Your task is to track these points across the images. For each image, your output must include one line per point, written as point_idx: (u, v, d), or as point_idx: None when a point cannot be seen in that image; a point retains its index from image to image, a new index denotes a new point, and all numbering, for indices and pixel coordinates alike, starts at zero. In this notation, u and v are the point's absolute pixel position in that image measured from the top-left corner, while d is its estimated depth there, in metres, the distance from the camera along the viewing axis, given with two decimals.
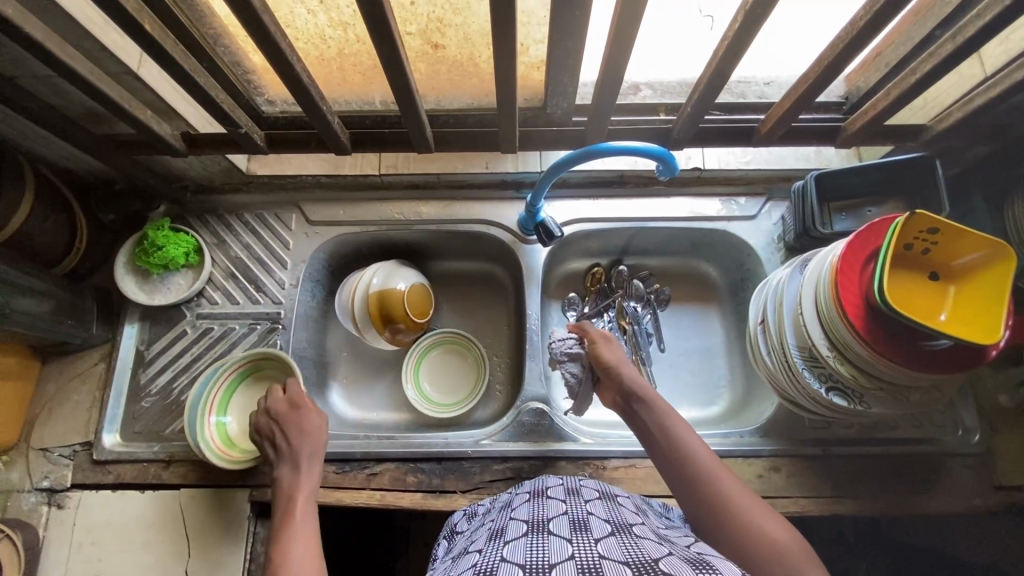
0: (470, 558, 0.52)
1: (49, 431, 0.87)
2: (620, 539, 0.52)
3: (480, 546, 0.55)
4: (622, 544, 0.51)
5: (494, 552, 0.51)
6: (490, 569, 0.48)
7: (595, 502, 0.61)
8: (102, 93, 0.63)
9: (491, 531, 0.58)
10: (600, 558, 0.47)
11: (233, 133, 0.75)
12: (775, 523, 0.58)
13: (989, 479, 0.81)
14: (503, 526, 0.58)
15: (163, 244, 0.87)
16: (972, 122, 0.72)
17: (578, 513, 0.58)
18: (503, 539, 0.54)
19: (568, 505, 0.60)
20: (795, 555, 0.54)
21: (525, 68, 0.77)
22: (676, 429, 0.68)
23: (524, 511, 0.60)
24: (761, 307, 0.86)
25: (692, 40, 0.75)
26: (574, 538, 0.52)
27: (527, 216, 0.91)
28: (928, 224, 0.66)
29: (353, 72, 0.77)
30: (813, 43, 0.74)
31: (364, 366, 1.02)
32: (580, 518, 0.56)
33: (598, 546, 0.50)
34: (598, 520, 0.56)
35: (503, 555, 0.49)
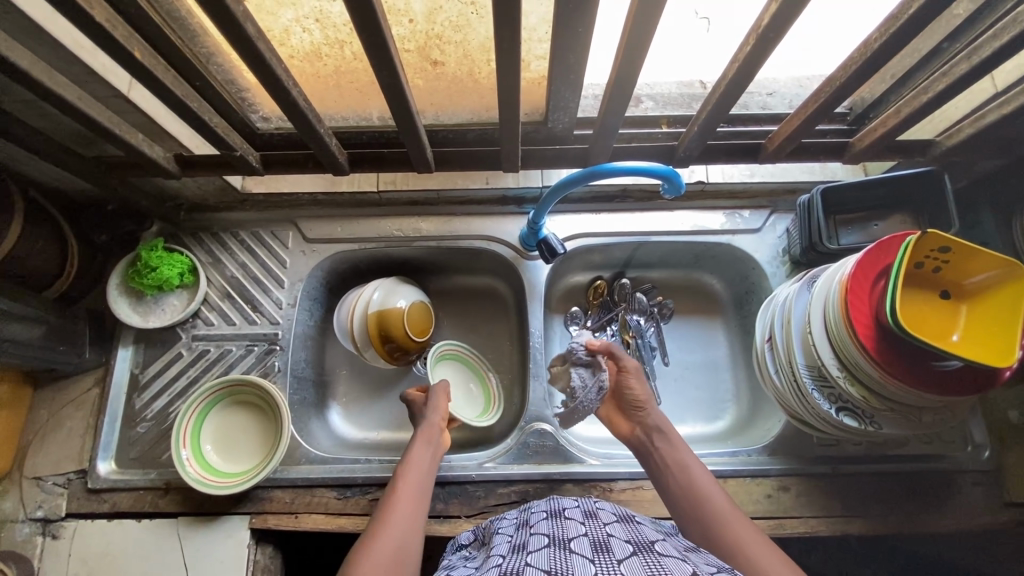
0: (495, 566, 0.53)
1: (43, 459, 0.85)
2: (643, 558, 0.51)
3: (502, 555, 0.55)
4: (645, 565, 0.50)
5: (517, 560, 0.52)
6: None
7: (615, 524, 0.61)
8: (91, 119, 0.61)
9: (512, 544, 0.58)
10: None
11: (228, 156, 0.74)
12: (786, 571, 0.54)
13: (999, 495, 0.80)
14: (524, 540, 0.58)
15: (157, 265, 0.85)
16: (983, 137, 0.71)
17: (598, 534, 0.57)
18: (526, 552, 0.54)
19: (588, 526, 0.59)
20: None
21: (526, 84, 0.75)
22: (693, 469, 0.68)
23: (544, 527, 0.60)
24: (768, 324, 0.84)
25: (693, 49, 0.75)
26: (597, 559, 0.51)
27: (529, 233, 0.90)
28: (939, 243, 0.65)
29: (350, 89, 0.75)
30: (831, 55, 0.73)
31: (364, 385, 1.00)
32: (601, 540, 0.56)
33: (621, 567, 0.49)
34: (620, 541, 0.56)
35: (528, 566, 0.50)
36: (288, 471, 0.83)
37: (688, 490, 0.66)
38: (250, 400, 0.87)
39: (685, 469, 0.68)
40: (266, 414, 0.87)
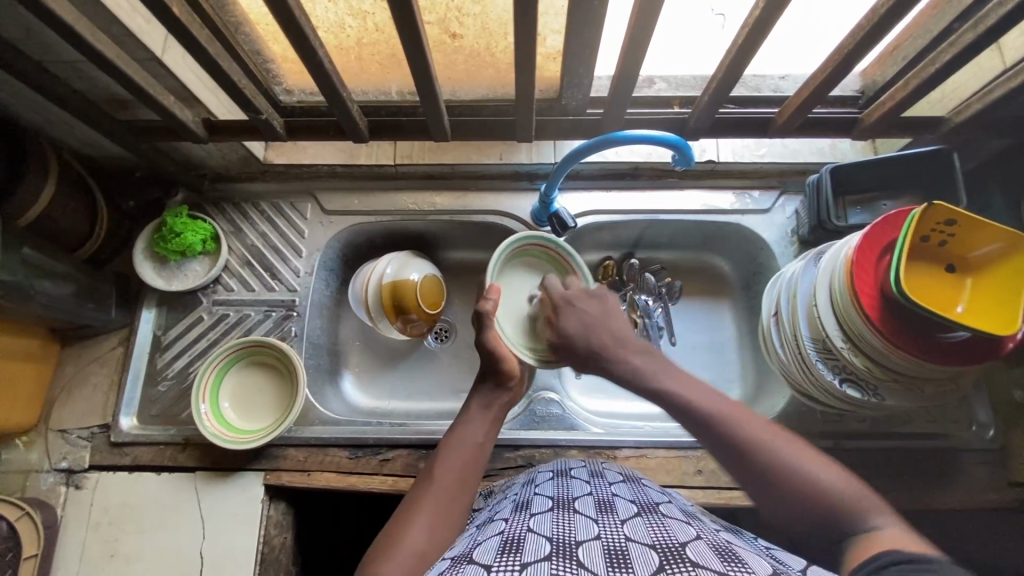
0: (498, 526, 0.51)
1: (69, 413, 0.88)
2: (647, 520, 0.50)
3: (506, 516, 0.54)
4: (649, 527, 0.48)
5: (520, 522, 0.50)
6: (517, 539, 0.46)
7: (620, 484, 0.60)
8: (127, 77, 0.65)
9: (516, 503, 0.57)
10: (626, 540, 0.45)
11: (254, 119, 0.77)
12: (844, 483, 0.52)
13: (1003, 474, 0.81)
14: (528, 499, 0.57)
15: (181, 231, 0.89)
16: (992, 114, 0.72)
17: (603, 495, 0.56)
18: (529, 511, 0.53)
19: (593, 487, 0.59)
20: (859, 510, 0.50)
21: (542, 60, 0.77)
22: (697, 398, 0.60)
23: (549, 487, 0.59)
24: (775, 299, 0.85)
25: (702, 40, 0.76)
26: (600, 519, 0.50)
27: (541, 207, 0.92)
28: (946, 216, 0.66)
29: (371, 61, 0.78)
30: (825, 41, 0.75)
31: (376, 356, 1.02)
32: (606, 501, 0.55)
33: (624, 529, 0.48)
34: (624, 502, 0.55)
35: (530, 526, 0.48)
36: (302, 431, 0.86)
37: (702, 422, 0.58)
38: (267, 362, 0.90)
39: (700, 399, 0.60)
40: (282, 375, 0.89)
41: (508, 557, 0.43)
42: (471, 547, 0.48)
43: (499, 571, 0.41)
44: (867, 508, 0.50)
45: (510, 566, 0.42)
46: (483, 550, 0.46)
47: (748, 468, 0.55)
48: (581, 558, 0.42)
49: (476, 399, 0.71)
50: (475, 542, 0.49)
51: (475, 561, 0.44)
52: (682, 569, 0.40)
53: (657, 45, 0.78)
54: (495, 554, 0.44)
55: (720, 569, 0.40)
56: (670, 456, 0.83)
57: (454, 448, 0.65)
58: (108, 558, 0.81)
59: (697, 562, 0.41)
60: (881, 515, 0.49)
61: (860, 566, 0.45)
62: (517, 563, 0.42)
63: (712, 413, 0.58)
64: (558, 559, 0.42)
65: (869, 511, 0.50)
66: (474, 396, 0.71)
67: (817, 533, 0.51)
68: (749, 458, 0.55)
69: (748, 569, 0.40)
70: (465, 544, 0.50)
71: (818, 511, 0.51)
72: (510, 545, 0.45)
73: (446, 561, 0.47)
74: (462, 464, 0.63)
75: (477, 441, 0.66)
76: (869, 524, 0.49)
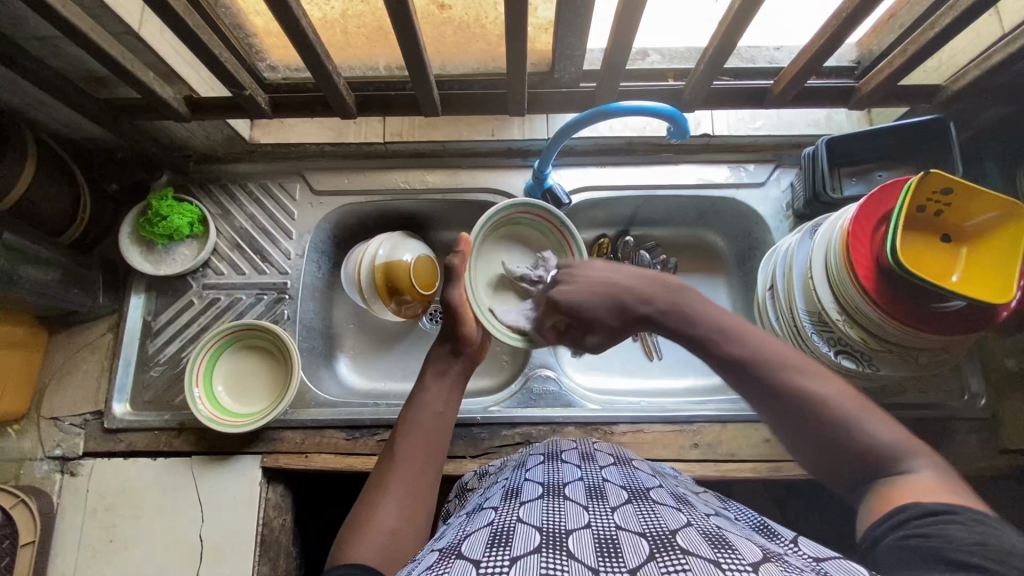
0: (487, 516, 0.50)
1: (60, 400, 0.87)
2: (638, 507, 0.49)
3: (495, 504, 0.53)
4: (639, 513, 0.48)
5: (510, 511, 0.49)
6: (506, 530, 0.45)
7: (611, 468, 0.59)
8: (102, 51, 0.62)
9: (506, 490, 0.56)
10: (617, 529, 0.45)
11: (237, 96, 0.74)
12: (871, 417, 0.49)
13: (994, 442, 0.82)
14: (518, 486, 0.56)
15: (167, 214, 0.87)
16: (990, 80, 0.72)
17: (594, 480, 0.56)
18: (519, 499, 0.52)
19: (583, 471, 0.58)
20: (895, 445, 0.48)
21: (533, 31, 0.75)
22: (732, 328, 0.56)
23: (539, 473, 0.58)
24: (770, 273, 0.85)
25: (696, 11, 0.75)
26: (591, 506, 0.49)
27: (534, 185, 0.90)
28: (942, 185, 0.65)
29: (357, 35, 0.75)
30: (821, 10, 0.73)
31: (371, 338, 1.01)
32: (596, 486, 0.54)
33: (614, 516, 0.47)
34: (615, 487, 0.54)
35: (520, 516, 0.47)
36: (298, 414, 0.86)
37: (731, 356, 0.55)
38: (260, 345, 0.89)
39: (742, 339, 0.55)
40: (276, 358, 0.89)
41: (497, 550, 0.42)
42: (460, 538, 0.47)
43: (488, 566, 0.40)
44: (900, 448, 0.48)
45: (499, 560, 0.40)
46: (471, 542, 0.44)
47: (783, 411, 0.51)
48: (572, 549, 0.42)
49: (433, 362, 0.72)
50: (464, 533, 0.48)
51: (463, 554, 0.42)
52: (673, 559, 0.39)
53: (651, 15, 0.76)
54: (484, 547, 0.42)
55: (711, 559, 0.39)
56: (666, 430, 0.83)
57: (416, 421, 0.66)
58: (106, 543, 0.81)
59: (688, 551, 0.40)
60: (917, 459, 0.47)
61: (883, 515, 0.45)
62: (506, 558, 0.40)
63: (756, 357, 0.53)
64: (547, 552, 0.41)
65: (907, 454, 0.47)
66: (432, 360, 0.72)
67: (843, 473, 0.49)
68: (788, 402, 0.51)
69: (738, 557, 0.39)
70: (454, 534, 0.49)
71: (853, 450, 0.49)
72: (499, 537, 0.44)
73: (434, 553, 0.45)
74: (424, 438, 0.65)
75: (438, 412, 0.68)
76: (905, 465, 0.47)
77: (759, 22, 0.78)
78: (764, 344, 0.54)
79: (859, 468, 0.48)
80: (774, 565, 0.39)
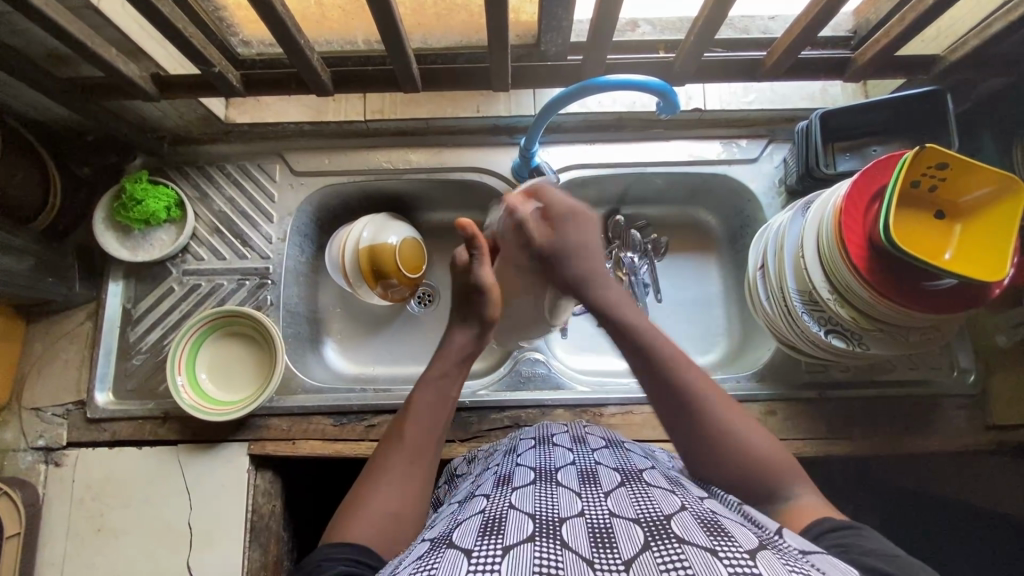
0: (479, 503, 0.49)
1: (41, 390, 0.86)
2: (631, 490, 0.49)
3: (487, 491, 0.52)
4: (633, 497, 0.47)
5: (502, 498, 0.48)
6: (499, 518, 0.44)
7: (604, 451, 0.59)
8: (58, 26, 0.59)
9: (498, 476, 0.56)
10: (610, 516, 0.44)
11: (207, 74, 0.71)
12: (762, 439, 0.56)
13: (982, 418, 0.83)
14: (511, 471, 0.55)
15: (142, 198, 0.84)
16: (989, 50, 0.69)
17: (586, 463, 0.55)
18: (511, 486, 0.51)
19: (576, 454, 0.58)
20: (779, 469, 0.54)
21: (517, 1, 0.72)
22: (645, 333, 0.64)
23: (531, 458, 0.58)
24: (761, 252, 0.83)
25: None
26: (584, 491, 0.48)
27: (521, 163, 0.87)
28: (937, 159, 0.63)
29: (332, 7, 0.72)
30: None
31: (357, 322, 1.00)
32: (589, 470, 0.53)
33: (608, 501, 0.46)
34: (608, 471, 0.54)
35: (512, 504, 0.46)
36: (285, 400, 0.85)
37: (650, 361, 0.61)
38: (245, 332, 0.87)
39: (655, 344, 0.62)
40: (260, 345, 0.87)
41: (489, 539, 0.41)
42: (452, 527, 0.46)
43: (480, 556, 0.39)
44: (786, 474, 0.54)
45: (491, 550, 0.39)
46: (463, 530, 0.44)
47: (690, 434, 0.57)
48: (566, 539, 0.41)
49: (449, 352, 0.69)
50: (456, 522, 0.47)
51: (455, 545, 0.41)
52: (668, 547, 0.39)
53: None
54: (476, 536, 0.41)
55: (707, 546, 0.38)
56: (656, 411, 0.83)
57: (427, 405, 0.64)
58: (95, 533, 0.80)
59: (683, 538, 0.39)
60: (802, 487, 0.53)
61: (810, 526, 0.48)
62: (499, 547, 0.39)
63: (667, 364, 0.60)
64: (541, 541, 0.40)
65: (792, 480, 0.54)
66: (450, 346, 0.69)
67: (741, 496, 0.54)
68: (695, 420, 0.57)
69: (735, 544, 0.38)
70: (446, 523, 0.48)
71: (748, 480, 0.54)
72: (491, 525, 0.43)
73: (425, 543, 0.44)
74: (432, 420, 0.63)
75: (446, 395, 0.66)
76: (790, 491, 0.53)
77: None
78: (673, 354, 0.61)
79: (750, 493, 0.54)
80: (772, 553, 0.38)
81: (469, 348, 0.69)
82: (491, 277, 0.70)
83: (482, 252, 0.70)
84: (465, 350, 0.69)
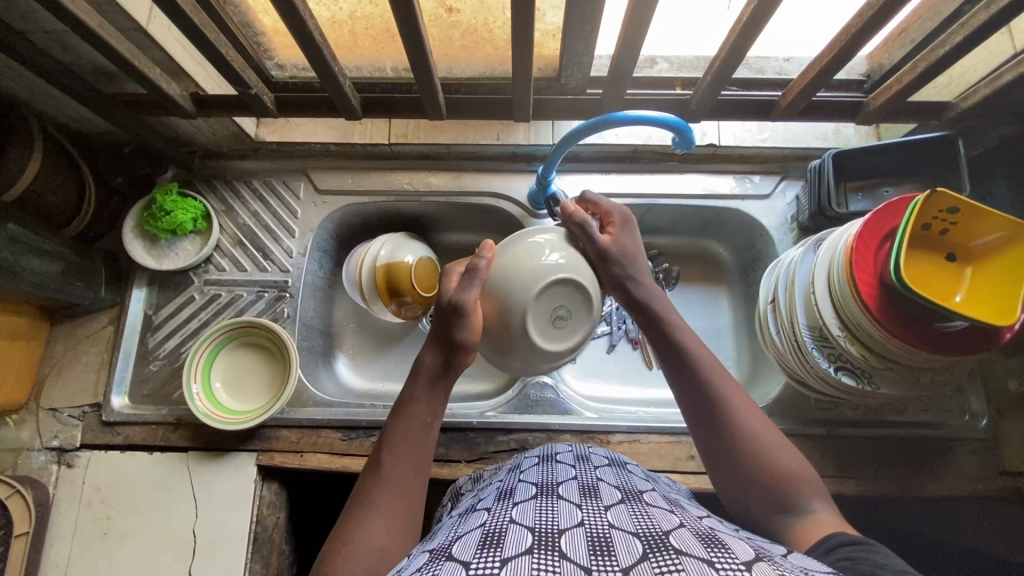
0: (479, 517, 0.50)
1: (60, 391, 0.88)
2: (631, 507, 0.49)
3: (489, 505, 0.53)
4: (633, 513, 0.47)
5: (503, 512, 0.49)
6: (498, 531, 0.44)
7: (606, 469, 0.59)
8: (109, 47, 0.63)
9: (500, 491, 0.56)
10: (610, 528, 0.44)
11: (243, 94, 0.75)
12: (796, 468, 0.55)
13: (994, 464, 0.82)
14: (512, 487, 0.55)
15: (171, 209, 0.87)
16: (1001, 99, 0.71)
17: (588, 479, 0.55)
18: (512, 501, 0.51)
19: (577, 471, 0.58)
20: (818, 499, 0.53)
21: (541, 36, 0.75)
22: (679, 341, 0.63)
23: (533, 473, 0.58)
24: (773, 286, 0.84)
25: (704, 21, 0.76)
26: (584, 505, 0.49)
27: (538, 190, 0.90)
28: (948, 203, 0.65)
29: (364, 36, 0.75)
30: (828, 26, 0.74)
31: (370, 339, 1.01)
32: (590, 486, 0.54)
33: (608, 516, 0.47)
34: (608, 487, 0.54)
35: (512, 517, 0.47)
36: (295, 412, 0.86)
37: (688, 370, 0.61)
38: (261, 343, 0.89)
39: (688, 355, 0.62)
40: (274, 357, 0.89)
41: (489, 551, 0.41)
42: (452, 541, 0.46)
43: (479, 567, 0.39)
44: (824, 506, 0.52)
45: (490, 561, 0.40)
46: (463, 543, 0.44)
47: (717, 445, 0.57)
48: (564, 549, 0.41)
49: (420, 371, 0.63)
50: (456, 534, 0.47)
51: (454, 556, 0.42)
52: (665, 559, 0.39)
53: (659, 22, 0.76)
54: (474, 549, 0.42)
55: (704, 558, 0.38)
56: (663, 441, 0.83)
57: (412, 432, 0.60)
58: (101, 535, 0.81)
59: (681, 551, 0.39)
60: (818, 499, 0.53)
61: (811, 547, 0.48)
62: (498, 559, 0.40)
63: (701, 373, 0.60)
64: (539, 552, 0.40)
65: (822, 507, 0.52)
66: (418, 371, 0.63)
67: (759, 502, 0.54)
68: (724, 428, 0.57)
69: (731, 555, 0.39)
70: (446, 537, 0.48)
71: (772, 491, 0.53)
72: (491, 538, 0.43)
73: (425, 555, 0.45)
74: (413, 449, 0.59)
75: (427, 422, 0.61)
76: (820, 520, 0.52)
77: (769, 32, 0.78)
78: (703, 364, 0.61)
79: (771, 502, 0.53)
80: (768, 564, 0.38)
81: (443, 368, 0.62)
82: (476, 300, 0.61)
83: (484, 280, 0.62)
84: (437, 370, 0.62)
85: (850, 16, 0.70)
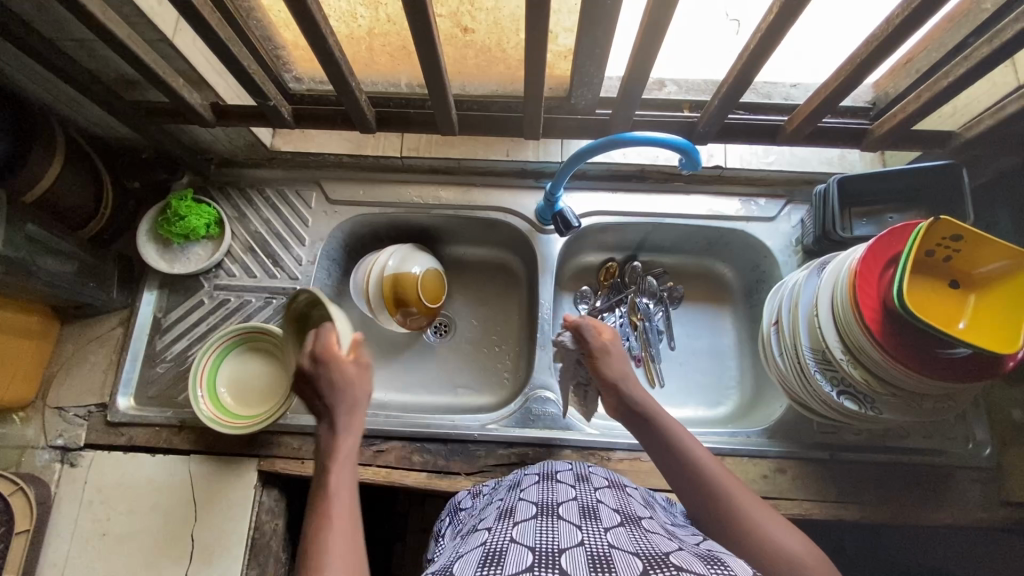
0: (480, 537, 0.50)
1: (66, 391, 0.89)
2: (630, 530, 0.49)
3: (489, 525, 0.53)
4: (632, 536, 0.47)
5: (503, 531, 0.49)
6: (499, 551, 0.44)
7: (606, 491, 0.59)
8: (136, 57, 0.65)
9: (500, 510, 0.56)
10: (609, 546, 0.45)
11: (262, 106, 0.77)
12: (788, 535, 0.53)
13: (998, 494, 0.81)
14: (513, 506, 0.56)
15: (185, 214, 0.89)
16: (1007, 130, 0.72)
17: (588, 500, 0.55)
18: (512, 520, 0.51)
19: (577, 491, 0.58)
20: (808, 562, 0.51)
21: (553, 57, 0.77)
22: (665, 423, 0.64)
23: (533, 492, 0.58)
24: (776, 307, 0.84)
25: (716, 44, 0.75)
26: (584, 525, 0.49)
27: (546, 206, 0.91)
28: (951, 232, 0.65)
29: (381, 52, 0.77)
30: (834, 55, 0.75)
31: (375, 348, 1.02)
32: (589, 506, 0.54)
33: (607, 535, 0.47)
34: (608, 509, 0.54)
35: (513, 537, 0.47)
36: (298, 419, 0.86)
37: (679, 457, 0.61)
38: (268, 348, 0.90)
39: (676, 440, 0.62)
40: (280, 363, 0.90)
41: (488, 572, 0.41)
42: (452, 561, 0.46)
43: None
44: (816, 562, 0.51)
45: None
46: (463, 564, 0.44)
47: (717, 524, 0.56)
48: (566, 566, 0.41)
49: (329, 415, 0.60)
50: (457, 555, 0.47)
51: None
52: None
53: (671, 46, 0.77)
54: (475, 569, 0.42)
55: None
56: None
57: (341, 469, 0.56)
58: (99, 536, 0.81)
59: (682, 567, 0.40)
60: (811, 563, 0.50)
61: None
62: None
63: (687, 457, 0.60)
64: (541, 571, 0.41)
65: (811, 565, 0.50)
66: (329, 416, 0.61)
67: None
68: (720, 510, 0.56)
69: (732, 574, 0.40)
70: (447, 556, 0.48)
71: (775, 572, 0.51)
72: (491, 558, 0.43)
73: None
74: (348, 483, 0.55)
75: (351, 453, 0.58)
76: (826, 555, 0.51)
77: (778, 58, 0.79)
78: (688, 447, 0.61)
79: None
80: None
81: (355, 402, 0.62)
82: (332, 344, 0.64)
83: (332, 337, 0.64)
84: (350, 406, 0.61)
85: (856, 46, 0.72)
